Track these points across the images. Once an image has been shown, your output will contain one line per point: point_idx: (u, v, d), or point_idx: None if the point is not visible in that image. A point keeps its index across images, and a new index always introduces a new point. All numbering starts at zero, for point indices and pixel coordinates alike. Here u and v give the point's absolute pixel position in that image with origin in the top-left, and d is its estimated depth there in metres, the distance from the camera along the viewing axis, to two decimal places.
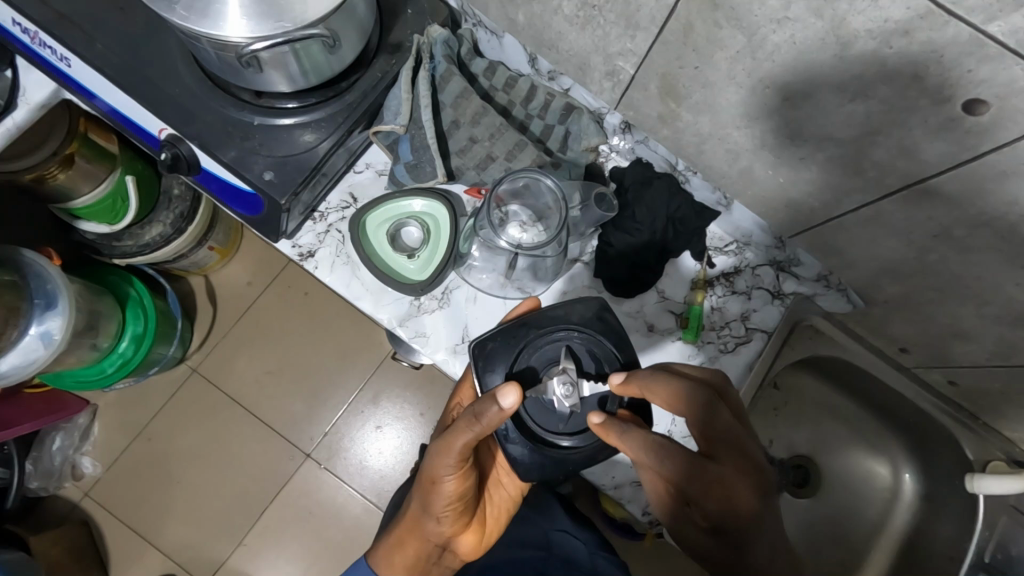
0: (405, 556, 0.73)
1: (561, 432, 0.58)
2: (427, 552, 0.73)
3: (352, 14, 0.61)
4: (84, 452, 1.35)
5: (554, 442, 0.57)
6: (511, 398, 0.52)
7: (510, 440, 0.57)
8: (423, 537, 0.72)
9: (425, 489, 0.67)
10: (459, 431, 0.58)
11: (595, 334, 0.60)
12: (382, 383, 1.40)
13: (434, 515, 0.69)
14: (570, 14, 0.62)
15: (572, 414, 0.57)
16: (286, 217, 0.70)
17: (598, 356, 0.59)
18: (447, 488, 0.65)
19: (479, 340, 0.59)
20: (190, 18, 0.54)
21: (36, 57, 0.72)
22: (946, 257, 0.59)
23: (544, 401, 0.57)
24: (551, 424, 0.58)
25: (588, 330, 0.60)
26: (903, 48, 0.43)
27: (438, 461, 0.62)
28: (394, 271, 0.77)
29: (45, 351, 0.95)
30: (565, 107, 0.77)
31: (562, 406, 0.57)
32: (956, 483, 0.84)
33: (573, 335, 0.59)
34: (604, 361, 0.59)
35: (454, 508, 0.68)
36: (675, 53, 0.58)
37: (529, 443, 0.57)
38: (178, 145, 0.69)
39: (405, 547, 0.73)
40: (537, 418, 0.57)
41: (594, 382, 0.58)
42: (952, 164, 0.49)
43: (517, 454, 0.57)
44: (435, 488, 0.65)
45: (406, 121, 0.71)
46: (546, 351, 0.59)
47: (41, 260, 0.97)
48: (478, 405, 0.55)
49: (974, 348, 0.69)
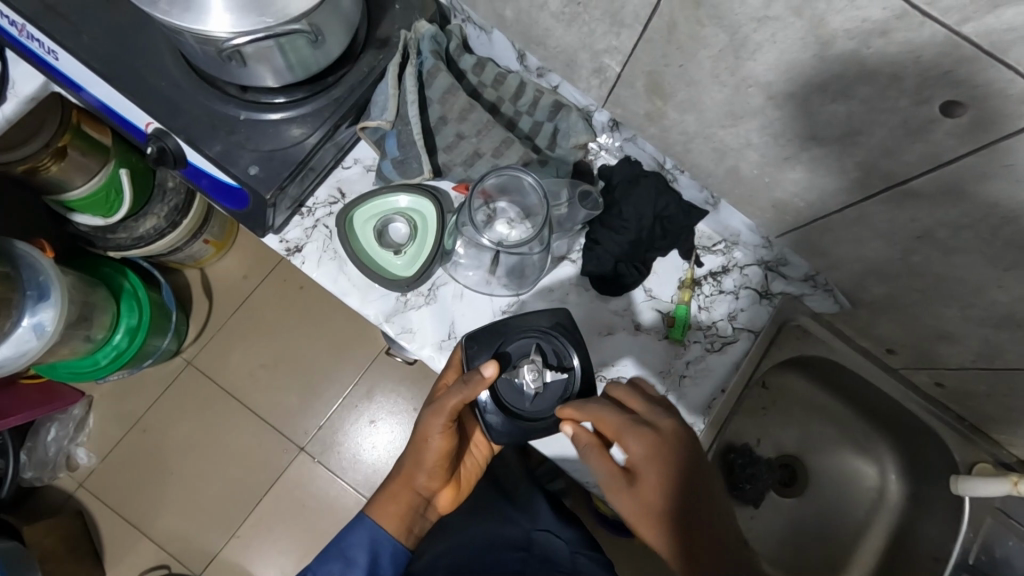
0: (395, 508, 0.74)
1: (528, 410, 0.64)
2: (414, 506, 0.74)
3: (337, 8, 0.61)
4: (79, 443, 1.36)
5: (524, 415, 0.64)
6: (490, 369, 0.60)
7: (487, 410, 0.64)
8: (412, 489, 0.74)
9: (416, 439, 0.71)
10: (452, 392, 0.63)
11: (560, 335, 0.65)
12: (375, 378, 1.41)
13: (426, 468, 0.71)
14: (557, 11, 0.62)
15: (537, 396, 0.64)
16: (272, 212, 0.70)
17: (561, 352, 0.65)
18: (439, 440, 0.68)
19: (473, 334, 0.66)
20: (172, 12, 0.54)
21: (24, 49, 0.72)
22: (930, 258, 0.59)
23: (515, 384, 0.64)
24: (520, 402, 0.64)
25: (554, 330, 0.65)
26: (882, 48, 0.42)
27: (433, 419, 0.66)
28: (383, 268, 0.77)
29: (36, 342, 0.97)
30: (554, 103, 0.77)
31: (529, 389, 0.64)
32: (943, 484, 0.84)
33: (541, 338, 0.65)
34: (567, 356, 0.65)
35: (442, 460, 0.70)
36: (660, 51, 0.58)
37: (502, 413, 0.64)
38: (164, 139, 0.69)
39: (396, 499, 0.74)
40: (510, 397, 0.64)
41: (556, 371, 0.64)
42: (933, 165, 0.49)
43: (493, 423, 0.64)
44: (425, 439, 0.69)
45: (392, 116, 0.71)
46: (517, 347, 0.65)
47: (34, 252, 0.99)
48: (472, 372, 0.62)
49: (960, 349, 0.69)
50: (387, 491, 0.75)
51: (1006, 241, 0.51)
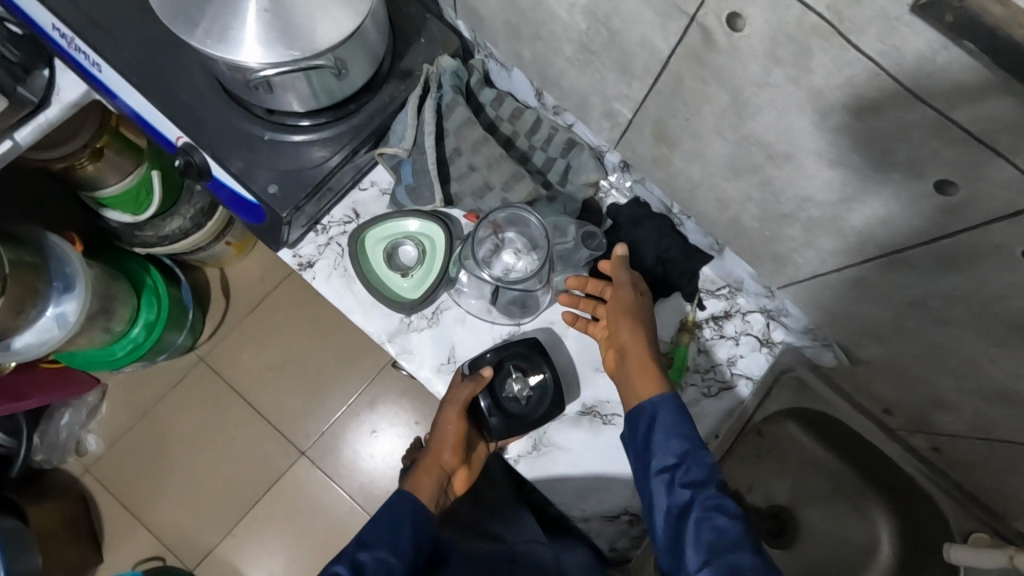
0: (429, 478, 0.74)
1: (526, 411, 0.76)
2: (441, 484, 0.75)
3: (363, 43, 0.64)
4: (90, 430, 1.41)
5: (521, 416, 0.76)
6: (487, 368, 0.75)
7: (488, 413, 0.76)
8: (440, 464, 0.76)
9: (438, 426, 0.77)
10: (463, 386, 0.75)
11: (532, 353, 0.76)
12: (379, 389, 1.43)
13: (449, 446, 0.76)
14: (571, 56, 0.64)
15: (527, 400, 0.76)
16: (287, 229, 0.73)
17: (535, 365, 0.76)
18: (456, 422, 0.75)
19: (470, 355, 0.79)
20: (207, 43, 0.58)
21: (70, 59, 0.76)
22: (922, 325, 0.59)
23: (508, 395, 0.76)
24: (515, 407, 0.76)
25: (534, 351, 0.76)
26: (876, 123, 0.43)
27: (453, 405, 0.75)
28: (392, 289, 0.80)
29: (58, 331, 1.03)
30: (567, 141, 0.79)
31: (519, 397, 0.76)
32: (936, 551, 0.81)
33: (519, 355, 0.76)
34: (542, 367, 0.76)
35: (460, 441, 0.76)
36: (668, 103, 0.59)
37: (500, 414, 0.76)
38: (192, 153, 0.72)
39: (429, 471, 0.75)
40: (507, 403, 0.76)
41: (536, 378, 0.76)
42: (927, 238, 0.49)
43: (494, 424, 0.76)
44: (449, 421, 0.75)
45: (409, 145, 0.74)
46: (505, 367, 0.76)
47: (64, 245, 1.06)
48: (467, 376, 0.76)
49: (955, 417, 0.69)
50: (414, 472, 0.75)
51: (997, 318, 0.51)
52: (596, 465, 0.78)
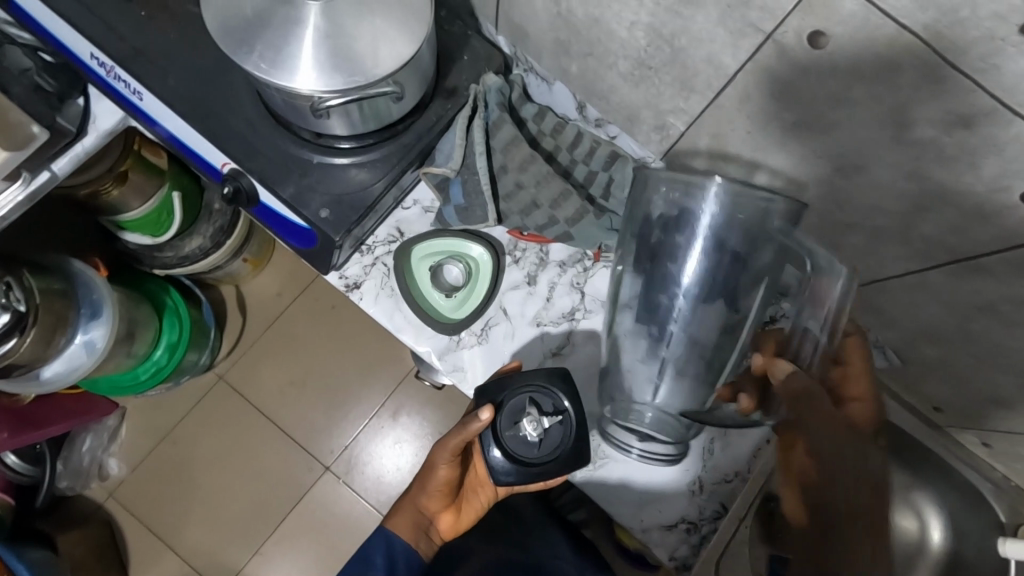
0: (407, 518, 0.79)
1: (537, 456, 0.66)
2: (421, 523, 0.79)
3: (417, 65, 0.64)
4: (111, 454, 1.38)
5: (534, 462, 0.66)
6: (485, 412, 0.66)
7: (494, 458, 0.67)
8: (418, 506, 0.79)
9: (426, 466, 0.78)
10: (454, 431, 0.70)
11: (551, 390, 0.67)
12: (403, 400, 1.42)
13: (429, 491, 0.78)
14: (625, 72, 0.65)
15: (541, 444, 0.66)
16: (337, 252, 0.73)
17: (556, 403, 0.67)
18: (443, 469, 0.75)
19: (481, 387, 0.69)
20: (272, 72, 0.57)
21: (107, 88, 0.75)
22: (990, 328, 0.59)
23: (520, 436, 0.67)
24: (527, 452, 0.66)
25: (553, 383, 0.67)
26: (965, 138, 0.44)
27: (438, 452, 0.74)
28: (428, 300, 0.80)
29: (87, 358, 1.01)
30: (610, 155, 0.77)
31: (532, 439, 0.66)
32: (988, 544, 0.82)
33: (539, 390, 0.67)
34: (561, 406, 0.66)
35: (445, 487, 0.77)
36: (728, 117, 0.60)
37: (506, 460, 0.66)
38: (239, 179, 0.71)
39: (408, 511, 0.79)
40: (518, 450, 0.66)
41: (554, 418, 0.66)
42: (1003, 246, 0.50)
43: (498, 469, 0.66)
44: (434, 467, 0.76)
45: (458, 165, 0.74)
46: (514, 402, 0.67)
47: (89, 271, 1.04)
48: (467, 417, 0.69)
49: (1012, 414, 0.70)
50: (399, 507, 0.81)
51: None
52: (651, 478, 0.79)
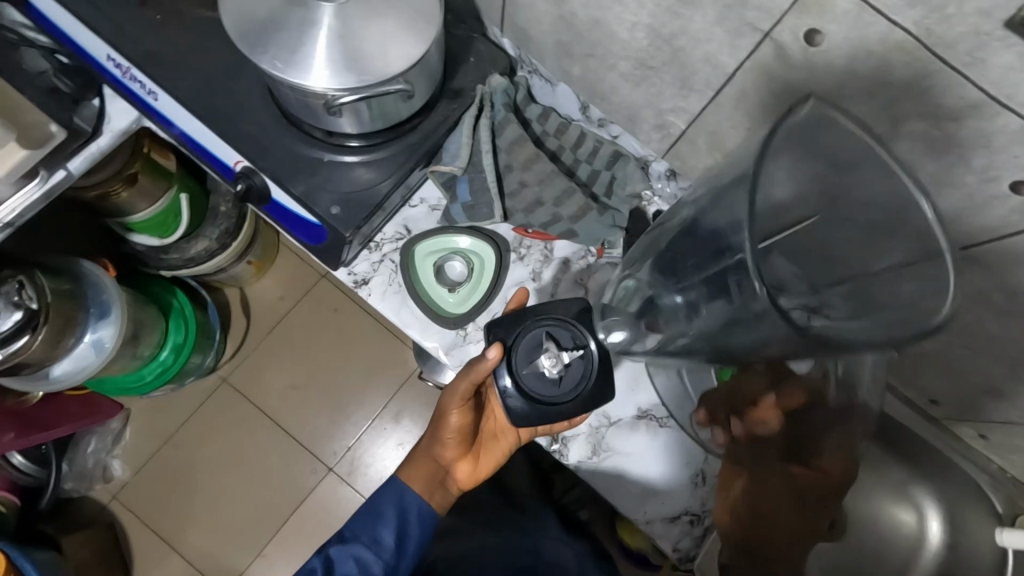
0: (420, 471, 0.81)
1: (555, 392, 0.69)
2: (435, 475, 0.81)
3: (426, 67, 0.66)
4: (115, 456, 1.39)
5: (552, 399, 0.69)
6: (492, 351, 0.69)
7: (510, 395, 0.69)
8: (432, 457, 0.81)
9: (439, 415, 0.80)
10: (464, 372, 0.73)
11: (573, 325, 0.69)
12: (405, 401, 1.43)
13: (443, 440, 0.80)
14: (627, 72, 0.67)
15: (559, 380, 0.69)
16: (347, 248, 0.74)
17: (576, 337, 0.69)
18: (456, 415, 0.77)
19: (496, 322, 0.72)
20: (287, 71, 0.59)
21: (123, 88, 0.77)
22: (983, 318, 0.61)
23: (539, 373, 0.69)
24: (545, 389, 0.69)
25: (570, 318, 0.70)
26: (954, 131, 0.46)
27: (450, 396, 0.76)
28: (428, 284, 0.82)
29: (95, 358, 1.02)
30: (612, 154, 0.79)
31: (549, 374, 0.68)
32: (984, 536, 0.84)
33: (556, 325, 0.70)
34: (581, 340, 0.69)
35: (459, 434, 0.78)
36: (727, 115, 0.62)
37: (522, 396, 0.69)
38: (252, 177, 0.74)
39: (422, 463, 0.81)
40: (536, 386, 0.69)
41: (572, 352, 0.69)
42: (993, 237, 0.52)
43: (514, 406, 0.69)
44: (447, 414, 0.78)
45: (464, 163, 0.76)
46: (533, 337, 0.70)
47: (98, 271, 1.05)
48: (478, 358, 0.72)
49: (1007, 405, 0.71)
50: (414, 460, 0.83)
51: None
52: (652, 469, 0.80)
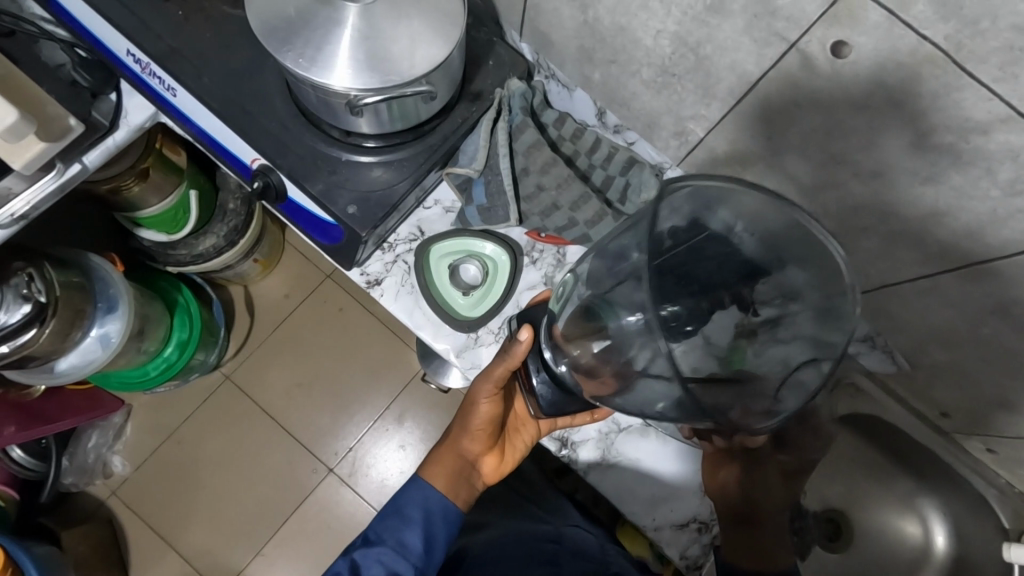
0: (443, 468, 0.81)
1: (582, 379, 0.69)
2: (461, 469, 0.82)
3: (448, 69, 0.66)
4: (116, 451, 1.38)
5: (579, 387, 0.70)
6: (525, 333, 0.70)
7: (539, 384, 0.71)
8: (458, 451, 0.82)
9: (467, 405, 0.82)
10: (497, 359, 0.74)
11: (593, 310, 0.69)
12: (408, 403, 1.43)
13: (470, 431, 0.81)
14: (649, 78, 0.67)
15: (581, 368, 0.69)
16: (362, 248, 0.74)
17: None
18: (486, 406, 0.79)
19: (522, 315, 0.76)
20: (311, 68, 0.59)
21: (142, 83, 0.77)
22: (999, 332, 0.61)
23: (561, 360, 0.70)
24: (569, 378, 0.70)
25: None
26: (980, 145, 0.46)
27: (480, 385, 0.77)
28: (440, 294, 0.82)
29: (102, 352, 1.02)
30: (627, 160, 0.77)
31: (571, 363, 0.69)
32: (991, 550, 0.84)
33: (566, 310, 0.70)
34: None
35: (487, 425, 0.81)
36: (748, 123, 0.62)
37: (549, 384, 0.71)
38: (269, 174, 0.74)
39: (447, 457, 0.82)
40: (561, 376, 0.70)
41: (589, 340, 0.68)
42: (1013, 251, 0.52)
43: (544, 394, 0.71)
44: (476, 403, 0.79)
45: (481, 166, 0.76)
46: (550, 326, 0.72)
47: (106, 266, 1.05)
48: (510, 344, 0.73)
49: (1019, 418, 0.71)
50: (437, 455, 0.83)
51: None
52: (663, 475, 0.80)
